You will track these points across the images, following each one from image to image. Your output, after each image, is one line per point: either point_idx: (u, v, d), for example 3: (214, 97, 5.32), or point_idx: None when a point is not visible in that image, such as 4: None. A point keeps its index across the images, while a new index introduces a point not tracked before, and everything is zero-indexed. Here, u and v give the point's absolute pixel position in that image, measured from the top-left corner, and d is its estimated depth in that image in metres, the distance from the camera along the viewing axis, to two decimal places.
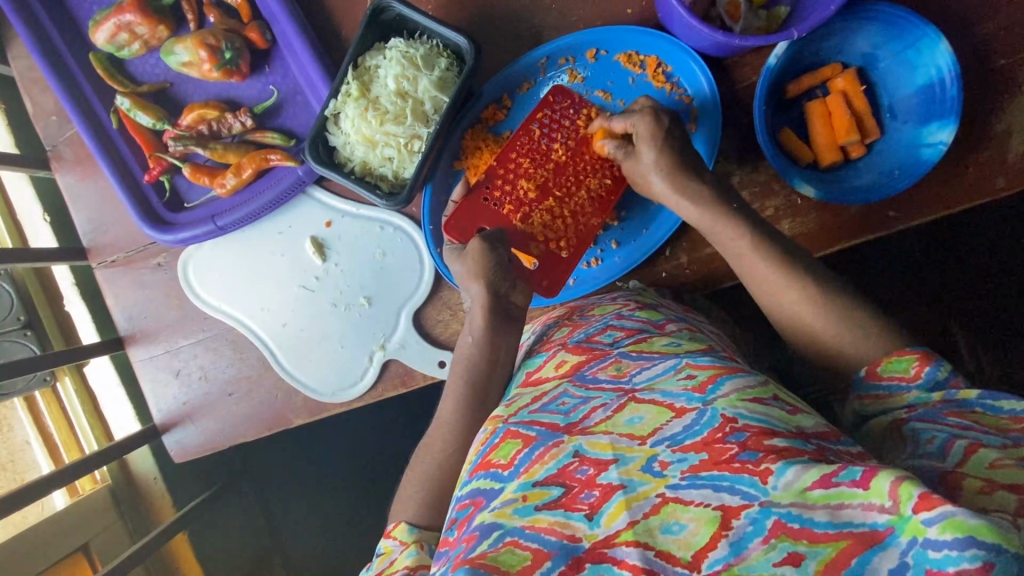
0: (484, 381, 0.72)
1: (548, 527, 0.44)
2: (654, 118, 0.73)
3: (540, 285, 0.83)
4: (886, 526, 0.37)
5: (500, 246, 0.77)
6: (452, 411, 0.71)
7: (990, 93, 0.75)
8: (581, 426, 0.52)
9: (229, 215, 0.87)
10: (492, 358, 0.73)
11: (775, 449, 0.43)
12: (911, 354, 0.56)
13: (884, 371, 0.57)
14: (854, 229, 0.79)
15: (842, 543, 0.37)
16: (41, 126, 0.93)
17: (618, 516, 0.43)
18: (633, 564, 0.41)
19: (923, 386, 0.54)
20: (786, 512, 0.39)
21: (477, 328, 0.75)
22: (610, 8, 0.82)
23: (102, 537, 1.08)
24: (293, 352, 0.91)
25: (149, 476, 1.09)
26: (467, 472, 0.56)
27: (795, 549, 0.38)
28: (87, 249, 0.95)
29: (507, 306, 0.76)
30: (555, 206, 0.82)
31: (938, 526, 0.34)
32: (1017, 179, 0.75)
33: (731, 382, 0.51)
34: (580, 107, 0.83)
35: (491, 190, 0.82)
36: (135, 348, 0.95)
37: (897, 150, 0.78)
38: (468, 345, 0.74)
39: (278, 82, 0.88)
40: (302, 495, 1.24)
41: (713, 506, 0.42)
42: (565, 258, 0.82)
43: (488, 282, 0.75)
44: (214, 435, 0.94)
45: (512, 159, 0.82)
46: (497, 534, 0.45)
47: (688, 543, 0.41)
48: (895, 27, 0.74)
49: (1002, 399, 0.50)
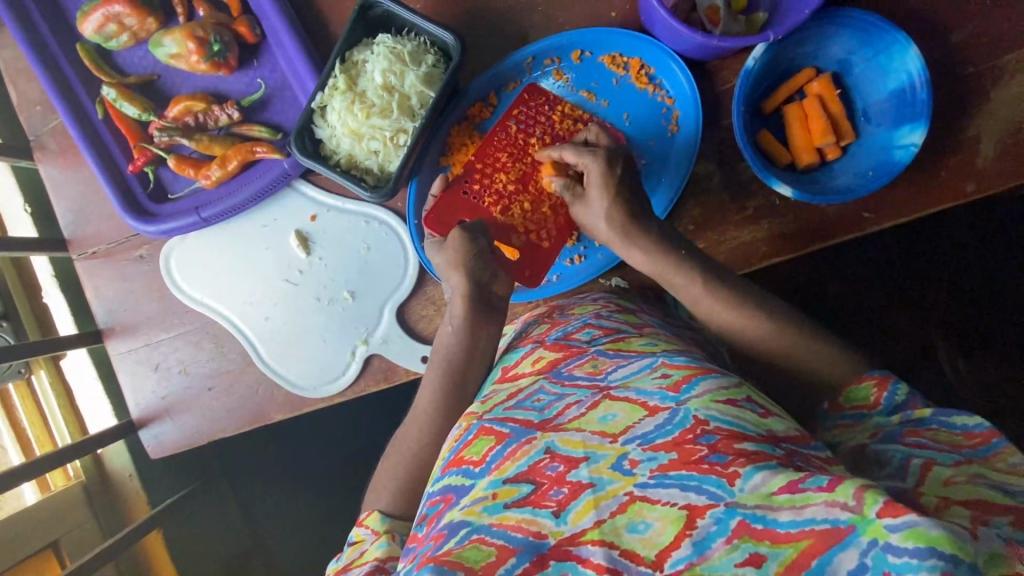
0: (459, 374, 0.71)
1: (515, 524, 0.43)
2: (607, 166, 0.75)
3: (523, 275, 0.83)
4: (848, 525, 0.36)
5: (479, 236, 0.78)
6: (430, 400, 0.70)
7: (960, 100, 0.78)
8: (555, 422, 0.51)
9: (213, 206, 0.88)
10: (469, 346, 0.73)
11: (745, 452, 0.43)
12: (869, 380, 0.60)
13: (845, 401, 0.61)
14: (831, 230, 0.81)
15: (802, 543, 0.36)
16: (25, 116, 0.93)
17: (584, 515, 0.42)
18: (597, 563, 0.39)
19: (882, 410, 0.58)
20: (750, 513, 0.39)
21: (456, 316, 0.74)
22: (596, 11, 0.84)
23: (72, 534, 1.06)
24: (273, 344, 0.90)
25: (124, 473, 1.08)
26: (439, 467, 0.55)
27: (756, 550, 0.37)
28: (67, 240, 0.94)
29: (486, 295, 0.76)
30: (534, 200, 0.84)
31: (901, 534, 0.34)
32: (985, 184, 0.78)
33: (705, 383, 0.50)
34: (555, 104, 0.85)
35: (470, 185, 0.84)
36: (114, 341, 0.94)
37: (872, 152, 0.80)
38: (448, 334, 0.74)
39: (266, 76, 0.88)
40: (280, 494, 1.22)
41: (679, 505, 0.40)
42: (546, 249, 0.84)
43: (467, 272, 0.75)
44: (194, 431, 0.93)
45: (489, 155, 0.84)
46: (464, 531, 0.44)
47: (652, 542, 0.39)
48: (867, 34, 0.77)
49: (956, 417, 0.53)
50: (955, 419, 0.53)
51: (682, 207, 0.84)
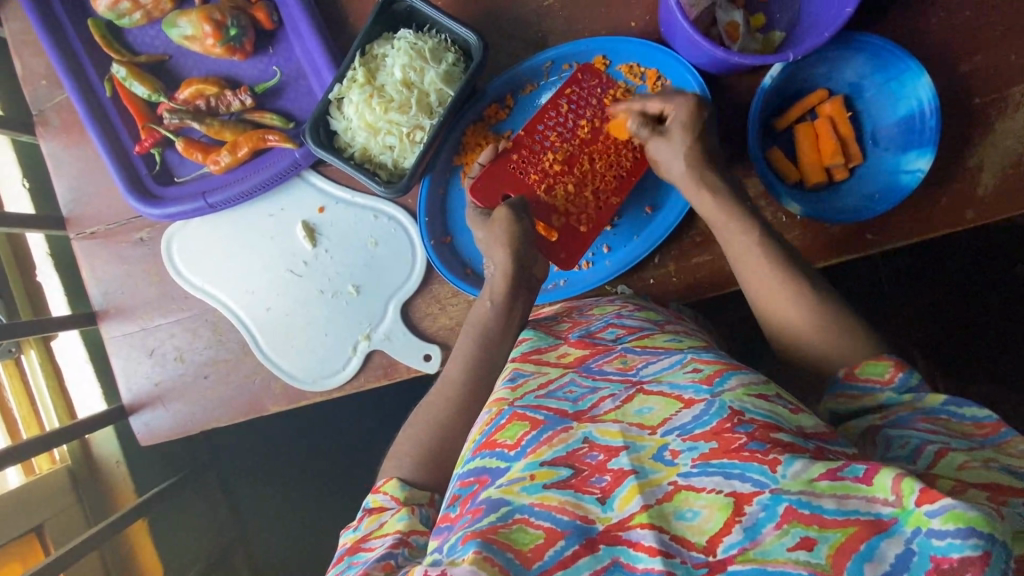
0: (492, 352, 0.71)
1: (559, 506, 0.43)
2: (695, 108, 0.75)
3: (558, 258, 0.83)
4: (890, 517, 0.37)
5: (523, 216, 0.78)
6: (459, 375, 0.69)
7: (966, 129, 0.80)
8: (590, 414, 0.51)
9: (220, 192, 0.86)
10: (505, 326, 0.73)
11: (781, 442, 0.43)
12: (886, 360, 0.59)
13: (861, 373, 0.59)
14: (835, 249, 0.83)
15: (851, 529, 0.37)
16: (30, 90, 0.91)
17: (631, 500, 0.42)
18: (649, 546, 0.40)
19: (895, 389, 0.57)
20: (796, 499, 0.39)
21: (495, 294, 0.75)
22: (616, 20, 0.85)
23: (56, 520, 1.03)
24: (273, 335, 0.89)
25: (111, 460, 1.07)
26: (468, 450, 0.54)
27: (806, 534, 0.38)
28: (66, 219, 0.92)
29: (526, 276, 0.77)
30: (579, 181, 0.82)
31: (941, 517, 0.35)
32: (984, 213, 0.80)
33: (737, 376, 0.50)
34: (607, 87, 0.84)
35: (515, 160, 0.83)
36: (108, 323, 0.92)
37: (878, 176, 0.82)
38: (485, 311, 0.74)
39: (281, 64, 0.87)
40: (267, 488, 1.20)
41: (726, 492, 0.41)
42: (581, 234, 0.82)
43: (514, 252, 0.75)
44: (186, 420, 0.92)
45: (538, 132, 0.82)
46: (505, 509, 0.44)
47: (701, 529, 0.40)
48: (880, 59, 0.79)
49: (965, 406, 0.53)
50: (966, 409, 0.52)
51: (692, 218, 0.84)
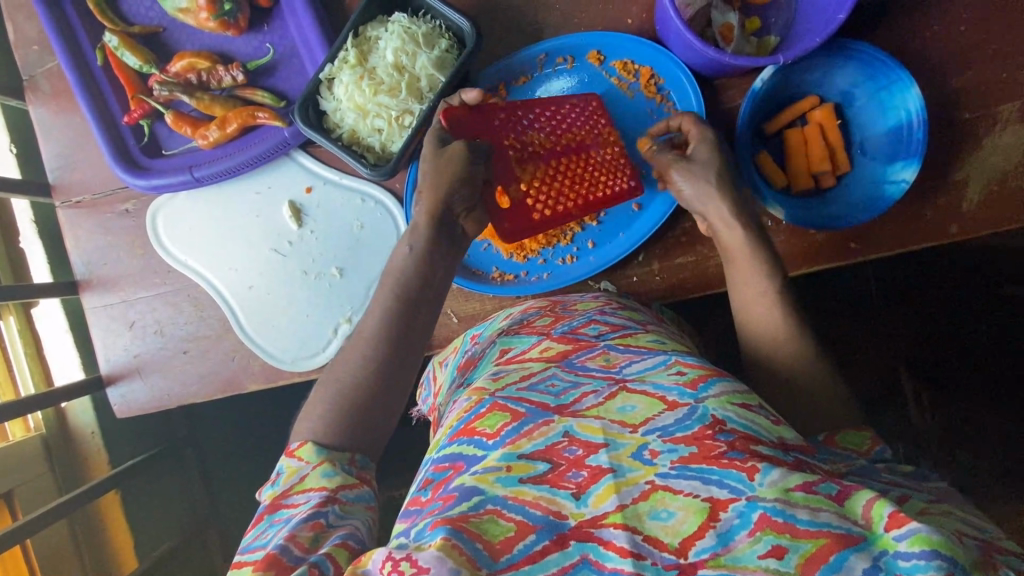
0: (410, 300, 0.62)
1: (533, 501, 0.42)
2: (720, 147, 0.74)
3: (501, 226, 0.73)
4: (859, 535, 0.38)
5: (479, 159, 0.68)
6: (373, 324, 0.60)
7: (954, 143, 0.80)
8: (572, 408, 0.50)
9: (206, 166, 0.86)
10: (424, 275, 0.63)
11: (760, 454, 0.43)
12: (863, 431, 0.57)
13: (840, 438, 0.56)
14: (819, 256, 0.83)
15: (821, 540, 0.37)
16: (20, 54, 0.90)
17: (606, 499, 0.42)
18: (620, 546, 0.39)
19: (872, 456, 0.54)
20: (770, 506, 0.39)
21: (415, 239, 0.65)
22: (612, 16, 0.85)
23: (28, 485, 1.05)
24: (255, 314, 0.89)
25: (87, 431, 1.09)
26: (445, 436, 0.54)
27: (778, 542, 0.37)
28: (51, 186, 0.91)
29: (451, 226, 0.67)
30: (553, 170, 0.75)
31: (908, 541, 0.36)
32: (969, 228, 0.81)
33: (721, 384, 0.50)
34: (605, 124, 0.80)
35: (502, 120, 0.74)
36: (90, 294, 0.92)
37: (864, 185, 0.82)
38: (400, 255, 0.64)
39: (275, 42, 0.87)
40: (245, 467, 1.20)
41: (702, 497, 0.41)
42: (532, 222, 0.74)
43: (446, 191, 0.66)
44: (164, 394, 0.92)
45: (533, 112, 0.77)
46: (478, 499, 0.43)
47: (675, 530, 0.39)
48: (872, 68, 0.79)
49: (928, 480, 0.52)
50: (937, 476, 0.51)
51: (677, 219, 0.85)
